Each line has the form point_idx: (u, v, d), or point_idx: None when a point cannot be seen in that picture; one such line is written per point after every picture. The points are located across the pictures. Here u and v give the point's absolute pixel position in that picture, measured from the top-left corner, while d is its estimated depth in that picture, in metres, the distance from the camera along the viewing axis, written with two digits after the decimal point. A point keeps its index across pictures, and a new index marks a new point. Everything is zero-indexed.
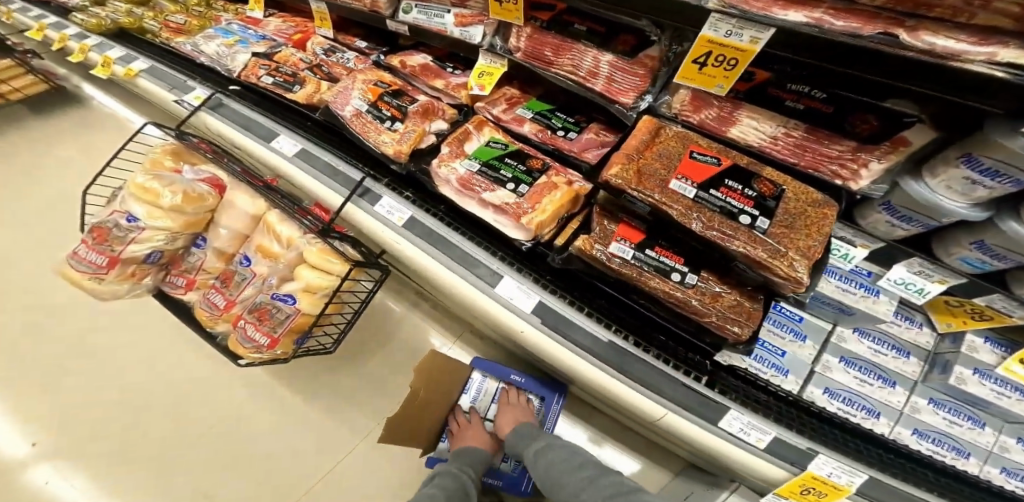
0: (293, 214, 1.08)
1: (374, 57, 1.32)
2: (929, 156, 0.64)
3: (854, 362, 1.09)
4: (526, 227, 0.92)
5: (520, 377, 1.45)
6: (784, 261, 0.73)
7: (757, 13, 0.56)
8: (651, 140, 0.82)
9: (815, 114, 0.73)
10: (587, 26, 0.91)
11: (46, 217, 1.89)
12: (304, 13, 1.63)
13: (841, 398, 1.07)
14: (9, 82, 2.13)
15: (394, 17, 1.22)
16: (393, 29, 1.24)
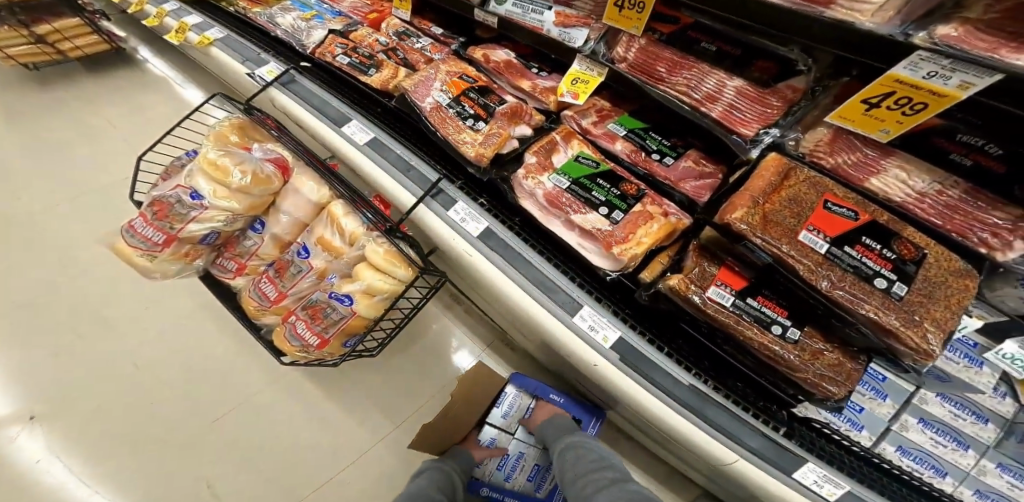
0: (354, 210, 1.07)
1: (453, 46, 1.25)
2: None
3: (931, 423, 1.00)
4: (616, 256, 0.89)
5: (559, 398, 1.38)
6: (917, 332, 0.66)
7: (978, 54, 0.47)
8: (780, 183, 0.76)
9: (986, 173, 0.66)
10: (717, 46, 0.90)
11: (98, 176, 1.90)
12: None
13: (914, 457, 0.98)
14: (74, 39, 2.11)
15: (484, 6, 1.14)
16: (479, 18, 1.17)
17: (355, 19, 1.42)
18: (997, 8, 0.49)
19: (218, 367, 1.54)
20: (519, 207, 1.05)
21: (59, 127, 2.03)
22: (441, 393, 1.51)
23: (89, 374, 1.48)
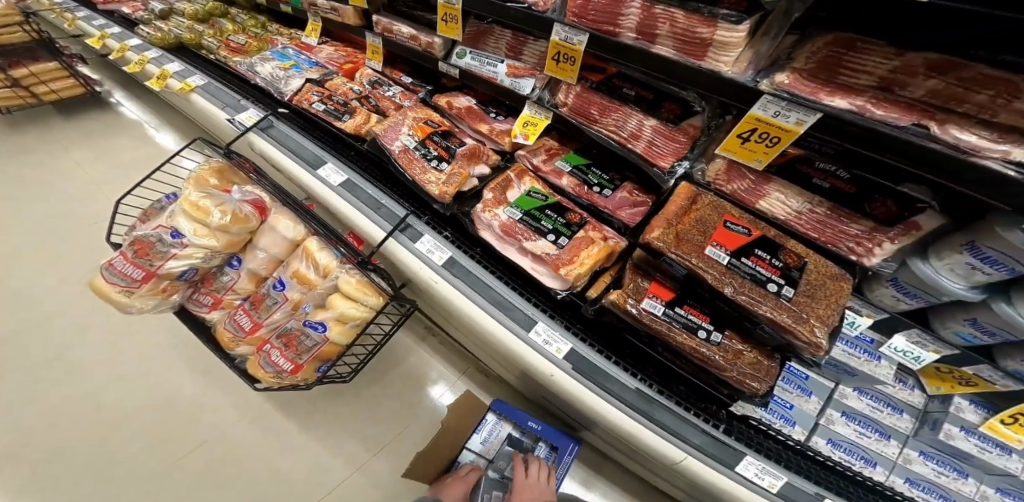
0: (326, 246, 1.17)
1: (420, 95, 1.40)
2: (937, 240, 0.77)
3: (855, 416, 1.13)
4: (564, 278, 1.01)
5: (537, 425, 1.32)
6: (806, 327, 0.80)
7: (805, 97, 0.67)
8: (688, 206, 0.94)
9: (840, 193, 0.84)
10: (635, 91, 1.03)
11: (72, 217, 1.94)
12: (357, 45, 1.75)
13: (844, 448, 1.09)
14: (51, 83, 2.20)
15: (446, 60, 1.31)
16: (443, 70, 1.33)
17: (332, 69, 1.56)
18: (814, 60, 0.68)
19: (190, 402, 1.54)
20: (479, 238, 1.16)
21: (30, 170, 2.06)
22: (420, 419, 1.56)
23: (55, 414, 1.47)
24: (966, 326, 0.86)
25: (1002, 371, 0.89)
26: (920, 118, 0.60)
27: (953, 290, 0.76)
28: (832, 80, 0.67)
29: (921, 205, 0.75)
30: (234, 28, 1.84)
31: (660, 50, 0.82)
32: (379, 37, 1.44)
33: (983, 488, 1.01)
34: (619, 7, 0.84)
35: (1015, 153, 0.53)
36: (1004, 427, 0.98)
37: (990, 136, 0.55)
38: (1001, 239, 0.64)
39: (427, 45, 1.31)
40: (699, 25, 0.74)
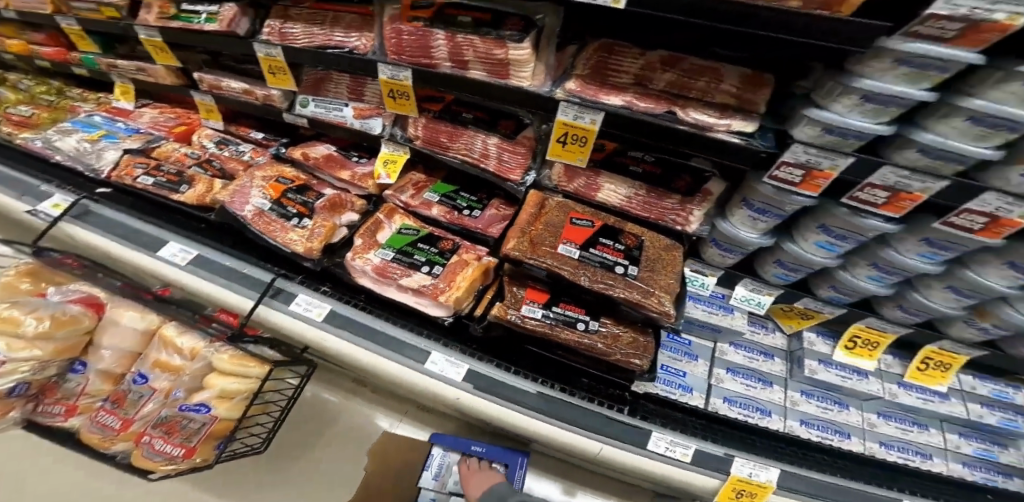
0: (193, 325, 1.09)
1: (273, 149, 1.29)
2: (726, 199, 1.02)
3: (739, 370, 1.12)
4: (445, 305, 1.05)
5: (481, 447, 1.19)
6: (654, 299, 0.93)
7: (590, 99, 0.85)
8: (538, 212, 1.05)
9: (651, 175, 1.02)
10: (473, 114, 1.11)
11: None
12: (187, 104, 1.63)
13: (740, 404, 1.07)
14: None
15: (292, 110, 1.26)
16: (290, 121, 1.27)
17: (159, 134, 1.44)
18: (588, 69, 0.89)
19: None
20: (359, 285, 1.15)
21: None
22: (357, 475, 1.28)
23: None
24: (776, 267, 1.03)
25: (820, 300, 1.05)
26: (668, 105, 0.83)
27: (750, 238, 0.95)
28: (605, 81, 0.88)
29: (708, 176, 1.00)
30: (18, 97, 1.67)
31: (473, 74, 0.89)
32: (208, 94, 1.37)
33: (867, 416, 1.06)
34: (428, 41, 0.87)
35: (736, 124, 0.79)
36: (846, 351, 1.09)
37: (716, 114, 0.80)
38: (753, 189, 0.87)
39: (264, 98, 1.27)
40: (495, 48, 0.83)
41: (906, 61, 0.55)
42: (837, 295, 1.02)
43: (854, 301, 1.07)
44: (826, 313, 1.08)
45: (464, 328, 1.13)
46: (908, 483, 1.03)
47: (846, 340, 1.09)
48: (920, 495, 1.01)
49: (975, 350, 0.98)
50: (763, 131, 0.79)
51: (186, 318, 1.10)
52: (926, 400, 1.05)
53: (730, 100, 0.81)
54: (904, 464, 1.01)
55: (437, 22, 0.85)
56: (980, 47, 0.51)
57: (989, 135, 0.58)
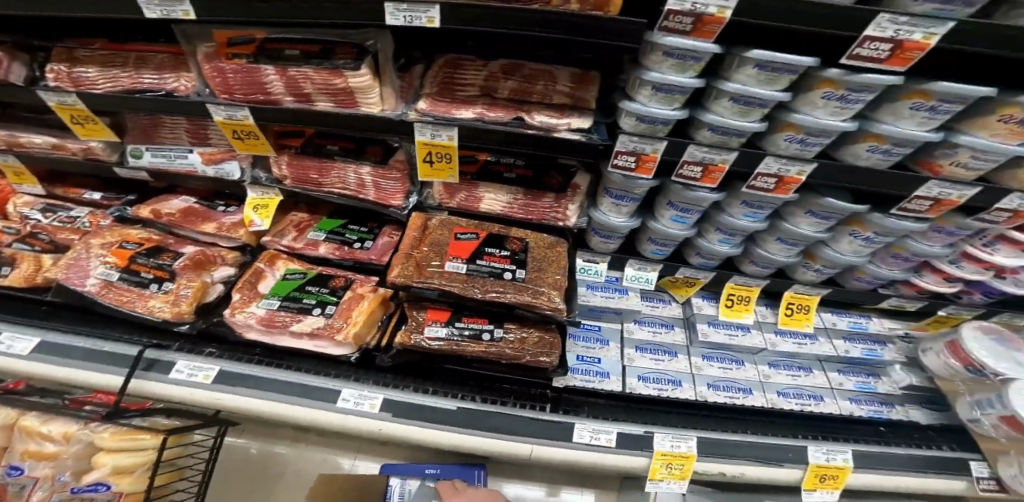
0: (60, 410, 0.92)
1: (115, 210, 1.14)
2: (595, 189, 1.08)
3: (645, 347, 1.15)
4: (344, 343, 0.98)
5: (435, 469, 1.16)
6: (545, 297, 0.95)
7: (441, 115, 0.85)
8: (422, 234, 1.03)
9: (524, 178, 1.04)
10: (337, 145, 1.00)
11: None
12: None
13: (653, 379, 1.09)
14: None
15: (123, 163, 1.03)
16: (125, 176, 1.06)
17: None
18: (434, 86, 0.88)
19: None
20: (251, 339, 1.01)
21: None
22: None
23: None
24: (651, 244, 1.12)
25: (692, 267, 1.16)
26: (515, 113, 0.87)
27: (619, 223, 1.03)
28: (452, 95, 0.87)
29: (575, 171, 1.04)
30: None
31: (321, 106, 0.83)
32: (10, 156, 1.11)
33: (760, 369, 1.14)
34: (259, 77, 0.78)
35: (574, 122, 0.85)
36: (728, 310, 1.20)
37: (556, 115, 0.86)
38: (610, 179, 0.95)
39: (84, 152, 1.02)
40: (332, 78, 0.77)
41: (669, 54, 0.69)
42: (705, 260, 1.14)
43: (720, 263, 1.19)
44: (702, 279, 1.18)
45: (370, 358, 1.04)
46: (818, 430, 1.05)
47: (723, 299, 1.20)
48: (827, 440, 1.02)
49: (822, 287, 1.12)
50: (598, 124, 0.87)
51: (49, 406, 0.93)
52: (799, 344, 1.15)
53: (567, 100, 0.88)
54: (802, 410, 1.06)
55: (260, 57, 0.75)
56: (710, 38, 0.64)
57: (749, 111, 0.73)
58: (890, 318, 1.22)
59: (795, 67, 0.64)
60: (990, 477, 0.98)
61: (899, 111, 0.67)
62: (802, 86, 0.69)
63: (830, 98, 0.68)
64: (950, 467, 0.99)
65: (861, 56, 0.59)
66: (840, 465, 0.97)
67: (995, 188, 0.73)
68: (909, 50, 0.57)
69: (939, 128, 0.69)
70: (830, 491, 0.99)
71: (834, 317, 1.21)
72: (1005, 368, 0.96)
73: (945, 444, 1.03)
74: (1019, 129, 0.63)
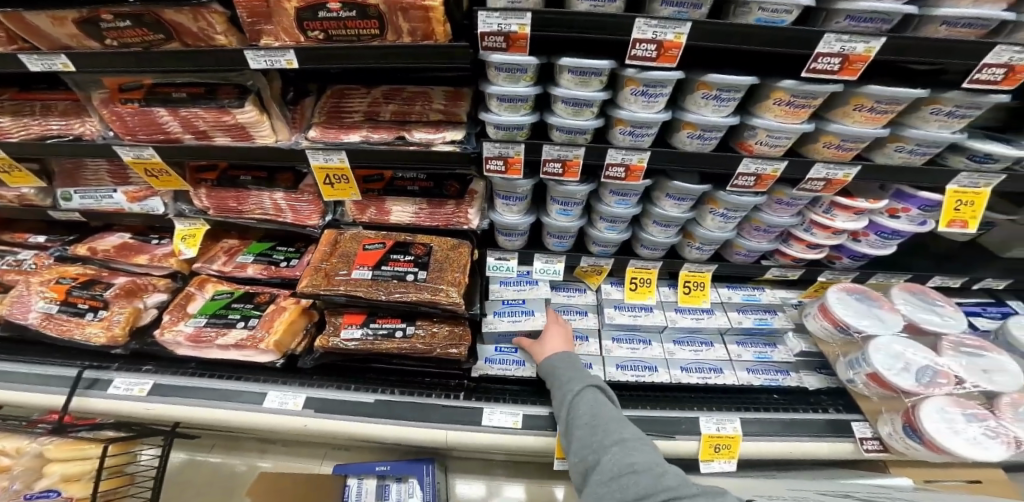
0: (20, 429, 1.07)
1: (55, 250, 1.22)
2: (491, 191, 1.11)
3: None
4: (268, 350, 1.05)
5: (387, 466, 1.25)
6: (444, 294, 0.99)
7: (332, 141, 0.87)
8: (333, 248, 1.06)
9: (426, 189, 1.08)
10: (250, 175, 1.04)
11: None
12: None
13: None
14: None
15: (56, 206, 1.13)
16: (60, 218, 1.15)
17: None
18: (323, 116, 0.91)
19: None
20: (184, 354, 1.10)
21: None
22: None
23: None
24: (551, 237, 1.19)
25: (592, 255, 1.23)
26: (398, 132, 0.88)
27: (514, 221, 1.07)
28: (339, 122, 0.90)
29: (470, 179, 1.10)
30: None
31: (219, 141, 0.87)
32: None
33: (665, 347, 1.19)
34: (153, 118, 0.85)
35: (450, 135, 0.88)
36: (634, 294, 1.25)
37: (435, 131, 0.89)
38: (499, 184, 0.99)
39: (19, 198, 1.12)
40: (221, 116, 0.82)
41: (499, 69, 0.76)
42: (603, 247, 1.21)
43: (619, 249, 1.27)
44: (604, 265, 1.24)
45: (295, 361, 1.12)
46: (718, 401, 1.10)
47: (627, 283, 1.26)
48: (719, 411, 1.06)
49: (709, 264, 1.22)
50: (469, 135, 0.90)
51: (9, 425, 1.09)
52: (698, 318, 1.21)
53: (442, 115, 0.91)
54: (703, 383, 1.12)
55: (151, 101, 0.83)
56: (525, 52, 0.70)
57: (580, 112, 0.83)
58: (782, 289, 1.30)
59: (597, 70, 0.75)
60: (874, 437, 0.99)
61: (696, 102, 0.81)
62: (616, 85, 0.81)
63: (637, 94, 0.80)
64: (836, 429, 1.02)
65: (639, 57, 0.71)
66: (731, 433, 1.01)
67: (800, 161, 0.85)
68: (670, 48, 0.69)
69: (737, 114, 0.83)
70: (727, 460, 1.02)
71: (729, 291, 1.28)
72: (868, 326, 1.01)
73: (831, 406, 1.07)
74: (790, 110, 0.77)
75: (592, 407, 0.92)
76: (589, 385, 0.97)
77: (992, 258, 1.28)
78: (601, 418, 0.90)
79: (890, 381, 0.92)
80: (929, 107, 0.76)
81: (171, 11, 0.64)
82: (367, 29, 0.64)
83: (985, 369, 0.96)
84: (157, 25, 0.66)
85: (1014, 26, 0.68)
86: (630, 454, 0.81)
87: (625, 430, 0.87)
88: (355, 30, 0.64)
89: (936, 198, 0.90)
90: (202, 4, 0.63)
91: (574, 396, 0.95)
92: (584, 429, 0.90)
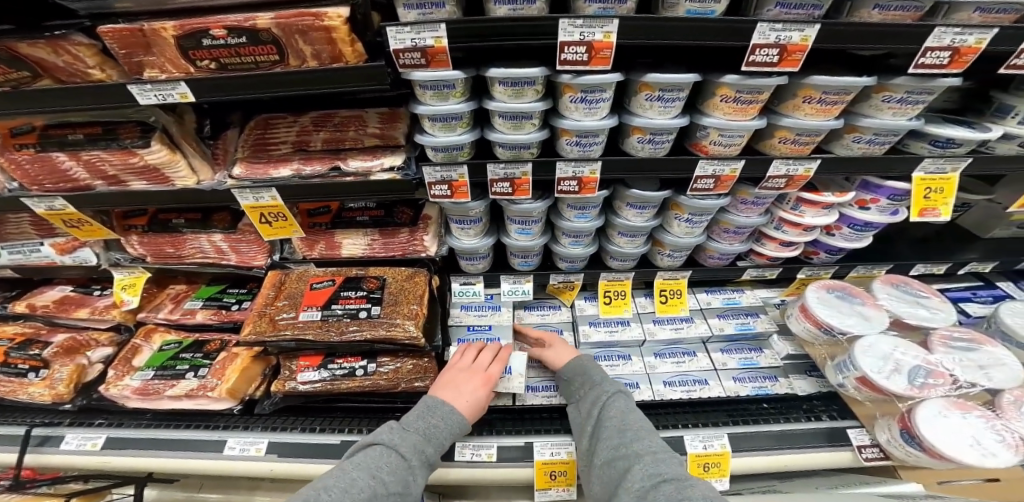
0: None
1: None
2: (445, 215, 1.04)
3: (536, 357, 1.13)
4: (222, 399, 0.98)
5: None
6: (400, 328, 0.93)
7: (259, 178, 0.81)
8: (278, 291, 1.00)
9: (376, 218, 1.02)
10: (183, 218, 0.98)
11: None
12: None
13: (544, 388, 1.08)
14: None
15: None
16: None
17: None
18: (247, 150, 0.85)
19: None
20: (137, 405, 1.03)
21: None
22: None
23: None
24: (517, 257, 1.13)
25: (561, 271, 1.18)
26: (332, 162, 0.82)
27: (474, 245, 1.00)
28: (268, 156, 0.84)
29: (422, 204, 1.06)
30: None
31: (134, 185, 0.81)
32: None
33: (647, 361, 1.11)
34: (54, 163, 0.78)
35: (386, 163, 0.82)
36: (608, 308, 1.19)
37: (371, 158, 0.83)
38: (453, 210, 0.93)
39: None
40: (128, 158, 0.76)
41: (424, 86, 0.69)
42: (571, 263, 1.16)
43: (589, 263, 1.21)
44: (576, 280, 1.19)
45: (254, 406, 1.04)
46: (707, 414, 1.03)
47: (601, 297, 1.20)
48: (706, 426, 0.99)
49: (683, 269, 1.18)
50: (409, 159, 0.84)
51: None
52: (677, 328, 1.15)
53: (378, 141, 0.85)
54: (689, 397, 1.04)
55: (46, 145, 0.76)
56: (447, 67, 0.65)
57: (520, 125, 0.78)
58: (762, 289, 1.25)
59: (529, 78, 0.69)
60: (873, 444, 0.93)
61: (641, 105, 0.76)
62: (556, 93, 0.76)
63: (576, 102, 0.75)
64: (832, 438, 0.96)
65: (569, 61, 0.66)
66: (720, 450, 0.95)
67: (756, 160, 0.81)
68: (601, 49, 0.64)
69: (685, 115, 0.79)
70: (718, 479, 0.95)
71: (708, 296, 1.23)
72: (852, 325, 0.96)
73: (825, 413, 1.01)
74: (738, 106, 0.73)
75: (625, 413, 0.88)
76: (622, 391, 0.93)
77: (971, 240, 1.25)
78: (632, 424, 0.85)
79: (880, 385, 0.86)
80: (879, 96, 0.74)
81: (26, 45, 0.59)
82: (263, 54, 0.59)
83: (981, 365, 0.90)
84: (15, 61, 0.61)
85: (949, 6, 0.66)
86: (658, 464, 0.75)
87: (656, 441, 0.81)
88: (251, 57, 0.60)
89: (903, 187, 0.87)
90: (60, 36, 0.58)
91: (606, 399, 0.91)
92: (612, 431, 0.85)
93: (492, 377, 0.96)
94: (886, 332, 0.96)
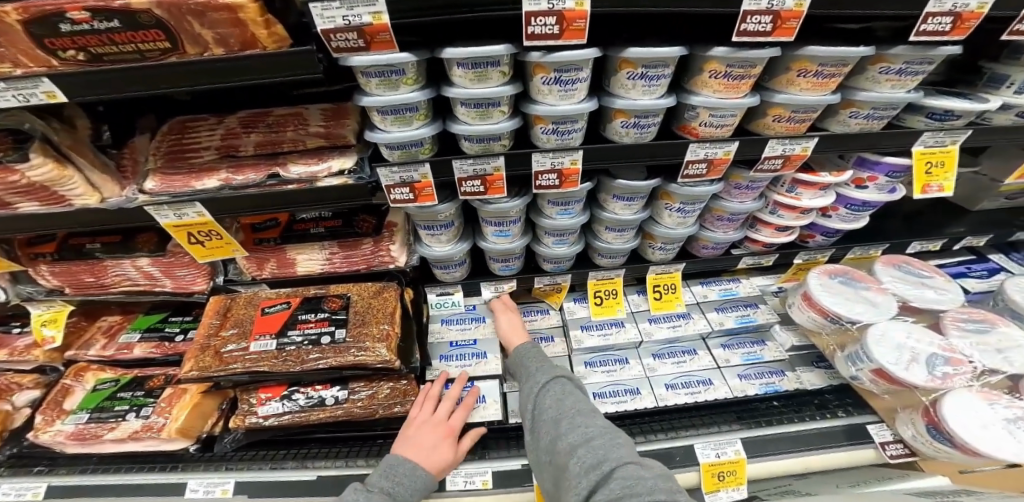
0: None
1: None
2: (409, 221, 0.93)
3: None
4: (172, 440, 0.87)
5: None
6: (371, 352, 0.82)
7: (179, 190, 0.69)
8: (223, 319, 0.88)
9: (333, 229, 0.90)
10: (99, 241, 0.86)
11: None
12: None
13: None
14: None
15: None
16: None
17: None
18: (160, 159, 0.73)
19: None
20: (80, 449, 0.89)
21: None
22: None
23: None
24: (495, 261, 1.03)
25: (545, 274, 1.09)
26: (269, 170, 0.71)
27: (447, 252, 0.90)
28: (193, 167, 0.72)
29: (386, 210, 0.94)
30: None
31: (23, 208, 0.68)
32: None
33: (646, 363, 1.02)
34: None
35: (333, 168, 0.71)
36: (600, 310, 1.09)
37: (315, 161, 0.72)
38: (420, 216, 0.82)
39: None
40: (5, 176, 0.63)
41: (367, 74, 0.59)
42: (556, 263, 1.06)
43: (575, 262, 1.12)
44: (564, 282, 1.10)
45: (213, 443, 0.92)
46: (717, 419, 0.95)
47: (591, 298, 1.10)
48: (716, 431, 0.91)
49: (676, 262, 1.09)
50: (362, 161, 0.73)
51: None
52: (674, 326, 1.06)
53: (322, 141, 0.73)
54: (694, 400, 0.94)
55: None
56: (392, 48, 0.55)
57: (486, 113, 0.67)
58: (757, 278, 1.17)
59: (493, 58, 0.59)
60: (896, 441, 0.87)
61: (622, 84, 0.66)
62: (525, 75, 0.66)
63: (549, 84, 0.64)
64: (852, 436, 0.89)
65: (537, 36, 0.55)
66: (733, 458, 0.87)
67: (750, 140, 0.72)
68: (572, 19, 0.54)
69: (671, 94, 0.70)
70: (735, 488, 0.86)
71: (704, 288, 1.15)
72: (861, 313, 0.88)
73: (841, 409, 0.94)
74: (728, 82, 0.64)
75: (559, 400, 0.81)
76: (558, 377, 0.86)
77: (962, 213, 1.20)
78: (567, 411, 0.79)
79: (900, 378, 0.78)
80: (875, 67, 0.66)
81: None
82: (145, 41, 0.48)
83: (998, 349, 0.84)
84: None
85: None
86: (596, 453, 0.70)
87: (593, 424, 0.75)
88: (131, 45, 0.48)
89: (902, 163, 0.80)
90: None
91: (539, 389, 0.85)
92: (547, 424, 0.79)
93: (454, 427, 0.86)
94: (898, 319, 0.89)
